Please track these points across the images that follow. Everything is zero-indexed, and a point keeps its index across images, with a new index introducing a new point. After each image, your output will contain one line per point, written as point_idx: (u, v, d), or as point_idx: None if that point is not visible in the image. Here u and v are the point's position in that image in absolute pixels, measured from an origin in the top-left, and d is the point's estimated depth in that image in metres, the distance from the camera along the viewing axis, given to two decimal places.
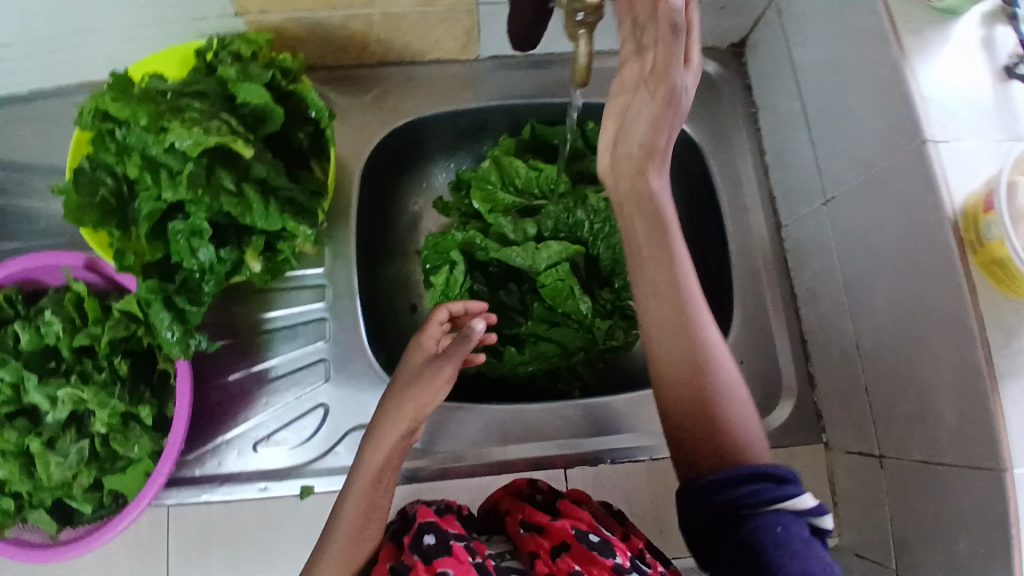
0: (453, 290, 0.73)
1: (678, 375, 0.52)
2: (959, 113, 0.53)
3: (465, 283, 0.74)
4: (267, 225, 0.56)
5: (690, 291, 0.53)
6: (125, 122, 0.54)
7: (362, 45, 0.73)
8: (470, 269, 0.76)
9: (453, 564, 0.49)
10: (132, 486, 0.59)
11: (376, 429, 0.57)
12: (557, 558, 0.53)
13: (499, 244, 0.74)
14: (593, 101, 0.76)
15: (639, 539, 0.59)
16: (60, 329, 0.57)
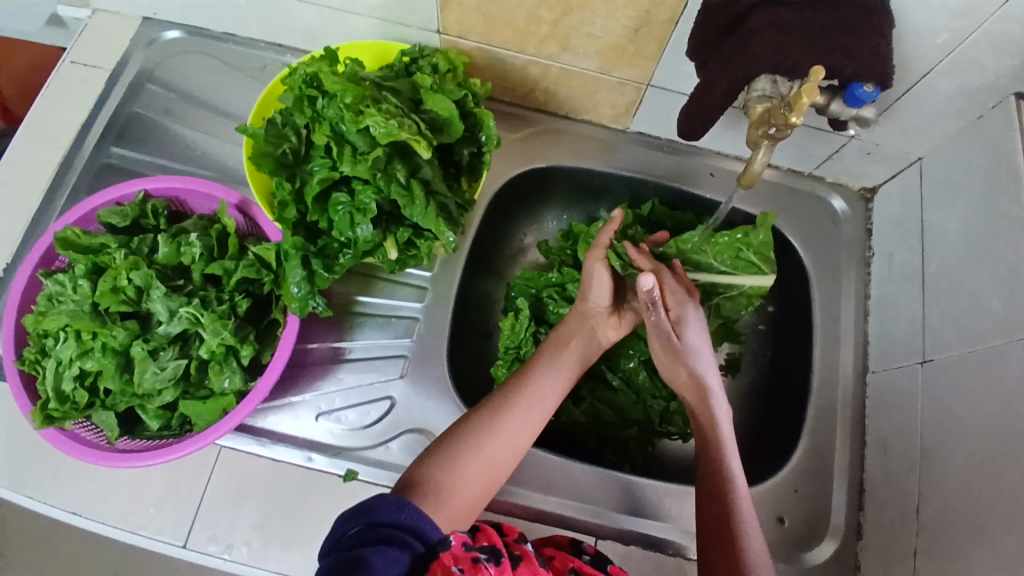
0: (516, 336, 0.75)
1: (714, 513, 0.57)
2: None
3: (529, 334, 0.76)
4: (422, 222, 0.59)
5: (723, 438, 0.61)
6: (329, 95, 0.58)
7: (529, 90, 0.79)
8: (537, 321, 0.79)
9: None
10: (204, 417, 0.62)
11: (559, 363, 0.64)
12: None
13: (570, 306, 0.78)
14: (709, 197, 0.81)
15: None
16: (198, 254, 0.62)
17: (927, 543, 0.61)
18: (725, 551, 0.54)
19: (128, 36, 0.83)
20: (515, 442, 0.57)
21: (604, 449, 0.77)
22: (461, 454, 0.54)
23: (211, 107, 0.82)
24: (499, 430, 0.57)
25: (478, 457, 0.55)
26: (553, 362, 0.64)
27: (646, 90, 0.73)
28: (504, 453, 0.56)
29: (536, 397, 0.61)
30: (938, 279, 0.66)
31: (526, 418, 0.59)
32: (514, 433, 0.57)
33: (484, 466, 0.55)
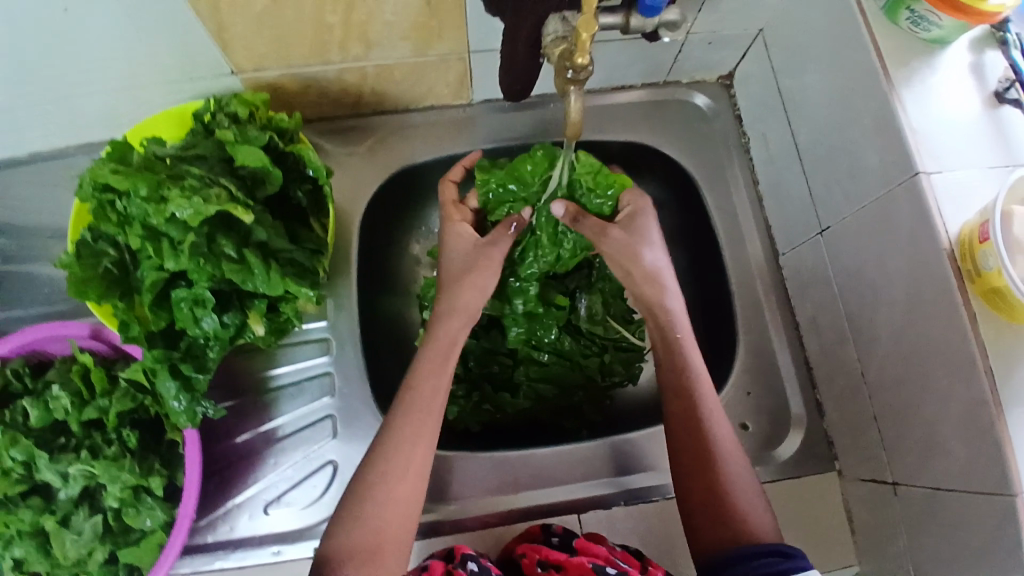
0: None
1: (684, 444, 0.58)
2: (951, 142, 0.54)
3: None
4: (269, 290, 0.56)
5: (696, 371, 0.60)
6: (125, 193, 0.54)
7: (357, 96, 0.73)
8: None
9: None
10: (147, 558, 0.58)
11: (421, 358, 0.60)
12: None
13: None
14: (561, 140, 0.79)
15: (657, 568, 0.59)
16: (68, 403, 0.59)
17: (881, 404, 0.61)
18: (702, 484, 0.56)
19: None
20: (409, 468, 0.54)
21: (561, 420, 0.75)
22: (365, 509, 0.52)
23: (44, 232, 0.76)
24: (392, 470, 0.54)
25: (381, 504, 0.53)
26: (436, 365, 0.59)
27: (471, 57, 0.69)
28: (401, 488, 0.54)
29: (422, 414, 0.57)
30: (812, 147, 0.65)
31: (412, 438, 0.56)
32: (406, 461, 0.55)
33: (391, 506, 0.53)
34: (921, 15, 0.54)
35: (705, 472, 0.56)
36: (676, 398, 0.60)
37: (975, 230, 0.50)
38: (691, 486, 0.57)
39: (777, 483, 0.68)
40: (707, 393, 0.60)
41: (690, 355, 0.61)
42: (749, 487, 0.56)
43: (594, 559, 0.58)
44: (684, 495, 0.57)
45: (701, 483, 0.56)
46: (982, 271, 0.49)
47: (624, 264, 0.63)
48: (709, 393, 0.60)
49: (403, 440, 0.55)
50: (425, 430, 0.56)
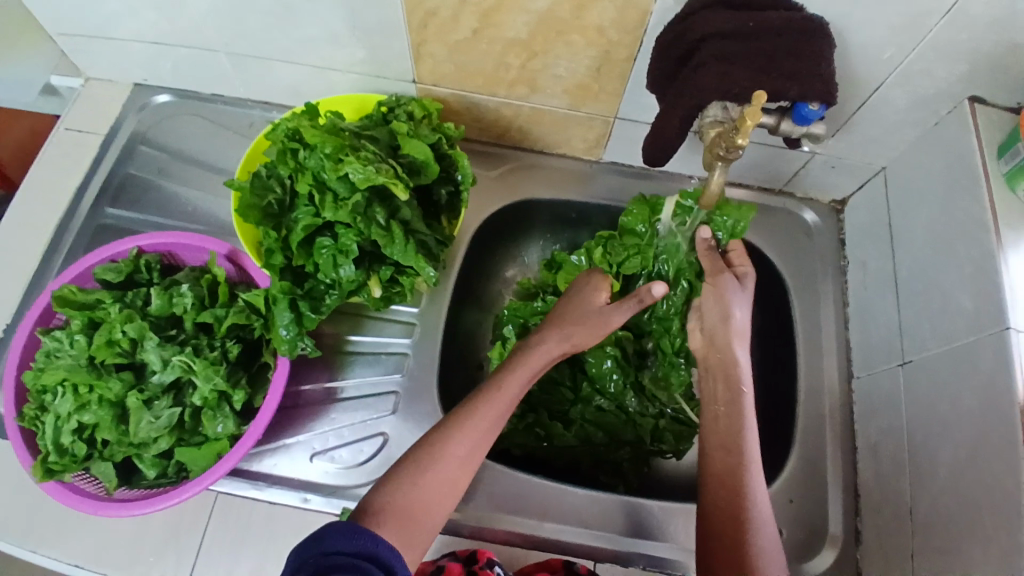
0: None
1: (722, 499, 0.55)
2: None
3: None
4: (403, 259, 0.63)
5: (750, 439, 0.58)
6: (310, 146, 0.62)
7: (504, 128, 0.82)
8: None
9: None
10: (199, 462, 0.63)
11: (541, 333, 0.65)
12: None
13: None
14: None
15: None
16: (189, 304, 0.65)
17: (922, 543, 0.61)
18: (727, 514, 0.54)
19: (120, 101, 0.87)
20: (471, 447, 0.58)
21: (598, 471, 0.78)
22: (419, 477, 0.55)
23: (201, 162, 0.85)
24: (450, 450, 0.57)
25: (434, 476, 0.55)
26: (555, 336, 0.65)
27: (615, 122, 0.77)
28: (442, 496, 0.55)
29: (493, 405, 0.60)
30: (909, 283, 0.68)
31: (481, 436, 0.58)
32: (450, 476, 0.56)
33: (440, 484, 0.56)
34: None
35: (737, 530, 0.53)
36: (721, 450, 0.57)
37: None
38: (720, 539, 0.53)
39: None
40: (753, 464, 0.56)
41: (748, 411, 0.59)
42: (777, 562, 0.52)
43: None
44: (709, 544, 0.54)
45: (726, 511, 0.54)
46: None
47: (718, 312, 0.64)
48: (753, 458, 0.57)
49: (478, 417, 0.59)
50: (494, 422, 0.59)
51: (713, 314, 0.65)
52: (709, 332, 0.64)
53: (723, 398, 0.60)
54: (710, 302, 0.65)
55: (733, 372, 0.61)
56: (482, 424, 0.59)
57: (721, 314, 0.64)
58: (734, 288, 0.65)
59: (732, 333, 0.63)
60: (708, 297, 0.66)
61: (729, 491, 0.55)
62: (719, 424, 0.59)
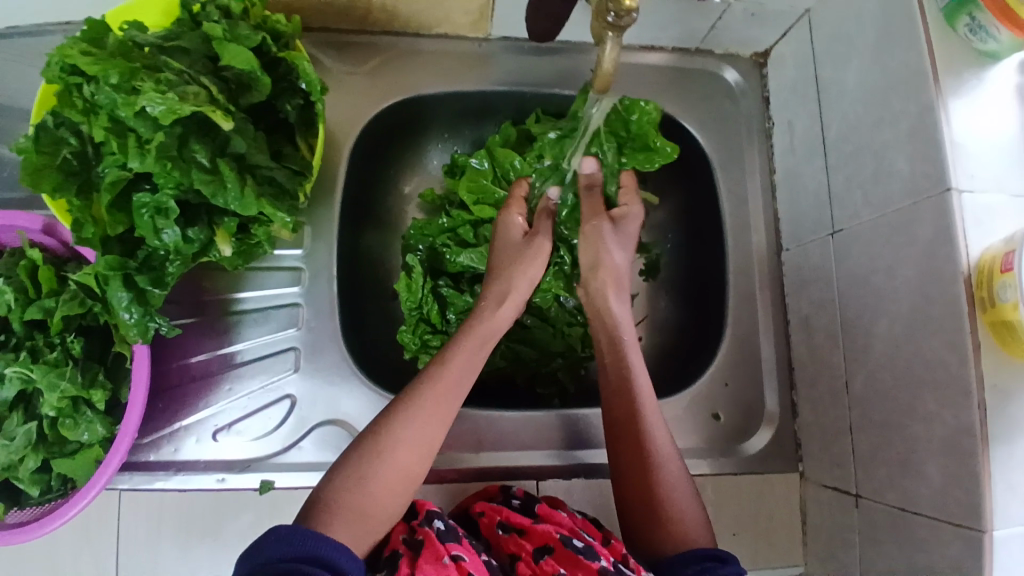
0: (415, 298, 0.69)
1: (626, 441, 0.56)
2: (986, 164, 0.51)
3: (427, 290, 0.70)
4: (241, 208, 0.51)
5: (641, 379, 0.58)
6: (94, 78, 0.48)
7: (366, 9, 0.67)
8: (434, 275, 0.74)
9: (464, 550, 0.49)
10: (81, 471, 0.55)
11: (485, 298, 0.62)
12: (541, 560, 0.51)
13: (460, 246, 0.74)
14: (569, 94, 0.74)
15: (621, 544, 0.53)
16: (11, 300, 0.53)
17: (860, 417, 0.60)
18: (629, 451, 0.56)
19: None
20: (422, 430, 0.53)
21: (535, 385, 0.74)
22: (368, 471, 0.50)
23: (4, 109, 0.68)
24: (402, 436, 0.52)
25: (388, 466, 0.51)
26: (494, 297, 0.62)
27: None
28: (406, 480, 0.51)
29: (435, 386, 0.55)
30: (839, 144, 0.61)
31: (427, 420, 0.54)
32: (411, 459, 0.52)
33: (398, 470, 0.51)
34: (981, 27, 0.50)
35: (644, 468, 0.55)
36: (617, 395, 0.58)
37: (998, 258, 0.48)
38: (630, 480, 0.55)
39: (738, 476, 0.68)
40: (648, 402, 0.57)
41: (630, 355, 0.60)
42: (685, 486, 0.55)
43: (559, 529, 0.54)
44: (619, 482, 0.56)
45: (627, 446, 0.56)
46: (996, 302, 0.47)
47: (591, 258, 0.64)
48: (648, 395, 0.58)
49: (432, 391, 0.54)
50: (443, 403, 0.55)
51: (586, 258, 0.64)
52: (585, 280, 0.64)
53: (607, 343, 0.61)
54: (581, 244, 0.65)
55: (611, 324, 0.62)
56: (438, 402, 0.54)
57: (591, 261, 0.64)
58: (608, 231, 0.64)
59: (604, 279, 0.63)
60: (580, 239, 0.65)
61: (629, 428, 0.56)
62: (614, 368, 0.60)
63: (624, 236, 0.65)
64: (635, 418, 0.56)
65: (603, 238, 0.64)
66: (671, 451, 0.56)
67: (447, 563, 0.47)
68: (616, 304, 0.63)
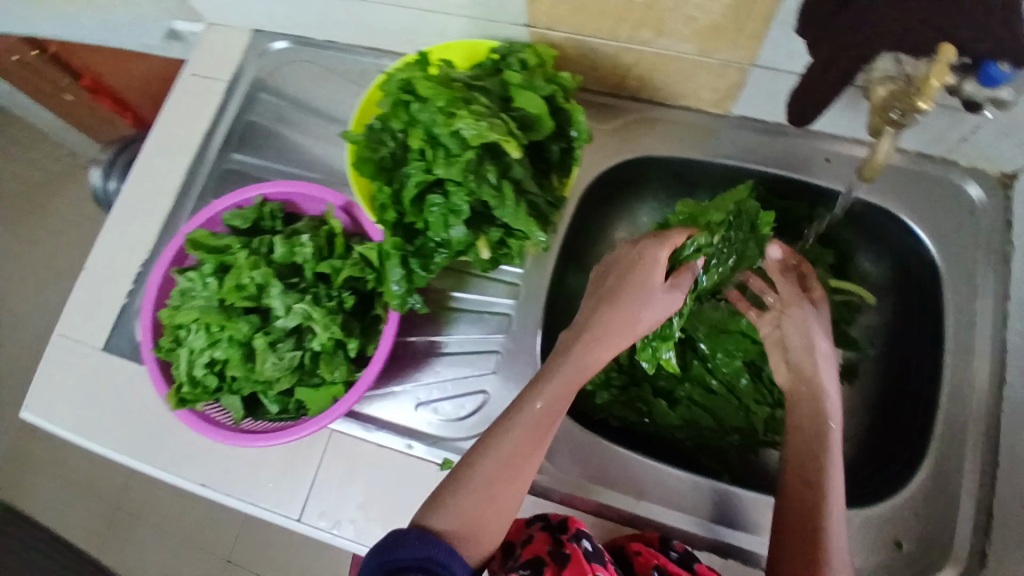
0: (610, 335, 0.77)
1: (801, 499, 0.57)
2: None
3: None
4: (512, 222, 0.61)
5: (833, 448, 0.60)
6: (424, 100, 0.61)
7: (622, 76, 0.76)
8: None
9: None
10: (319, 404, 0.67)
11: (592, 326, 0.62)
12: None
13: None
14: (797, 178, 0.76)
15: None
16: (309, 253, 0.67)
17: None
18: (801, 541, 0.54)
19: (242, 49, 0.89)
20: (507, 462, 0.56)
21: (701, 455, 0.74)
22: (461, 488, 0.54)
23: (321, 112, 0.86)
24: (487, 470, 0.55)
25: (484, 489, 0.54)
26: (613, 336, 0.62)
27: (750, 71, 0.68)
28: (499, 498, 0.54)
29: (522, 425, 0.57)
30: None
31: (516, 458, 0.56)
32: (507, 480, 0.55)
33: (496, 489, 0.55)
34: None
35: (812, 529, 0.55)
36: (806, 453, 0.60)
37: None
38: (791, 535, 0.55)
39: None
40: (835, 471, 0.58)
41: (829, 424, 0.61)
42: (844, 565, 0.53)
43: None
44: (783, 535, 0.56)
45: (799, 537, 0.55)
46: None
47: (801, 340, 0.66)
48: (836, 464, 0.59)
49: (523, 418, 0.58)
50: (534, 439, 0.57)
51: (797, 340, 0.66)
52: (794, 362, 0.66)
53: (806, 410, 0.63)
54: (790, 327, 0.67)
55: (818, 392, 0.63)
56: (530, 425, 0.57)
57: (806, 345, 0.66)
58: (814, 317, 0.67)
59: (818, 361, 0.65)
60: (787, 319, 0.68)
61: (804, 517, 0.56)
62: (805, 430, 0.62)
63: (827, 328, 0.67)
64: (813, 512, 0.56)
65: (812, 321, 0.67)
66: (844, 556, 0.54)
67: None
68: (826, 370, 0.65)
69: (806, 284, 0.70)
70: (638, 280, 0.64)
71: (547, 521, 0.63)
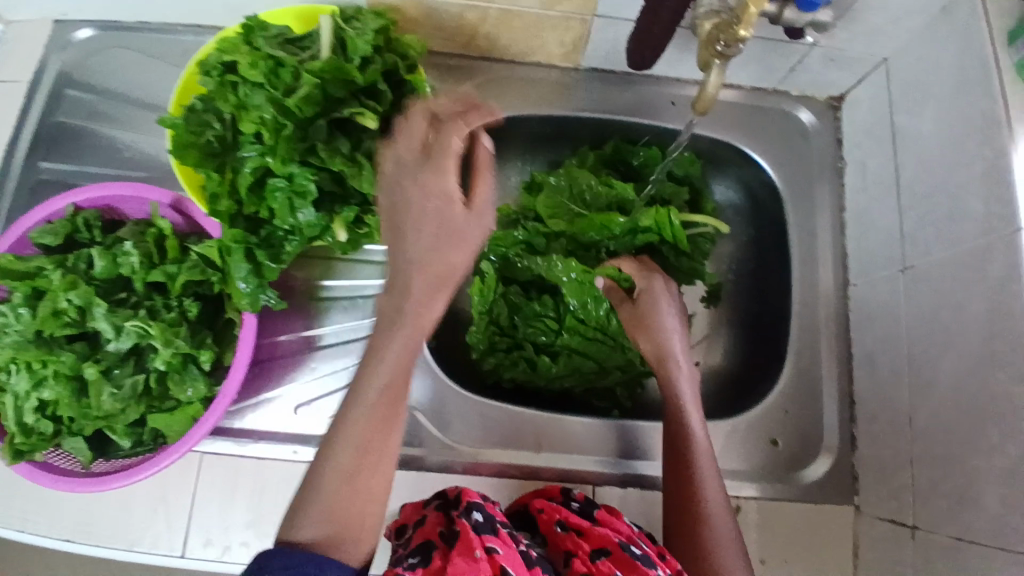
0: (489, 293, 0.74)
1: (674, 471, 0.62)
2: None
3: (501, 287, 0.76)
4: (371, 191, 0.56)
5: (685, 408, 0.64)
6: (251, 82, 0.56)
7: (470, 36, 0.73)
8: (505, 282, 0.78)
9: (500, 542, 0.51)
10: (175, 428, 0.61)
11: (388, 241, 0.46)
12: (597, 561, 0.54)
13: (530, 254, 0.77)
14: (647, 123, 0.78)
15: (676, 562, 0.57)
16: (136, 262, 0.60)
17: (921, 449, 0.61)
18: (677, 484, 0.61)
19: (41, 40, 0.76)
20: (370, 454, 0.46)
21: (591, 398, 0.78)
22: (306, 506, 0.45)
23: (140, 102, 0.76)
24: (333, 471, 0.46)
25: (323, 502, 0.45)
26: (386, 231, 0.47)
27: (594, 22, 0.68)
28: (342, 490, 0.45)
29: (365, 412, 0.47)
30: (914, 184, 0.64)
31: (371, 443, 0.46)
32: (347, 473, 0.46)
33: (338, 481, 0.46)
34: None
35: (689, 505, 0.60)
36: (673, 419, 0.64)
37: None
38: (673, 512, 0.61)
39: (794, 503, 0.68)
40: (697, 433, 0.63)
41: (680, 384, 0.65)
42: (723, 522, 0.59)
43: (618, 535, 0.58)
44: (669, 510, 0.61)
45: (674, 482, 0.61)
46: None
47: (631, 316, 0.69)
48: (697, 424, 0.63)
49: (363, 409, 0.47)
50: (381, 411, 0.47)
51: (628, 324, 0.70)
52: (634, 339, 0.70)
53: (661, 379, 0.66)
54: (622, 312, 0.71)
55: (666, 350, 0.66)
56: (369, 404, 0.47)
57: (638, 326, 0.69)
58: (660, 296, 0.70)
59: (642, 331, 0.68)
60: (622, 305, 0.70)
61: (674, 462, 0.62)
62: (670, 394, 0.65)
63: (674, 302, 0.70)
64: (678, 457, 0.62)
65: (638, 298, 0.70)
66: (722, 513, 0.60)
67: (481, 556, 0.48)
68: (677, 340, 0.67)
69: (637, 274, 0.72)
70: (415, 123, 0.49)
71: (442, 501, 0.60)
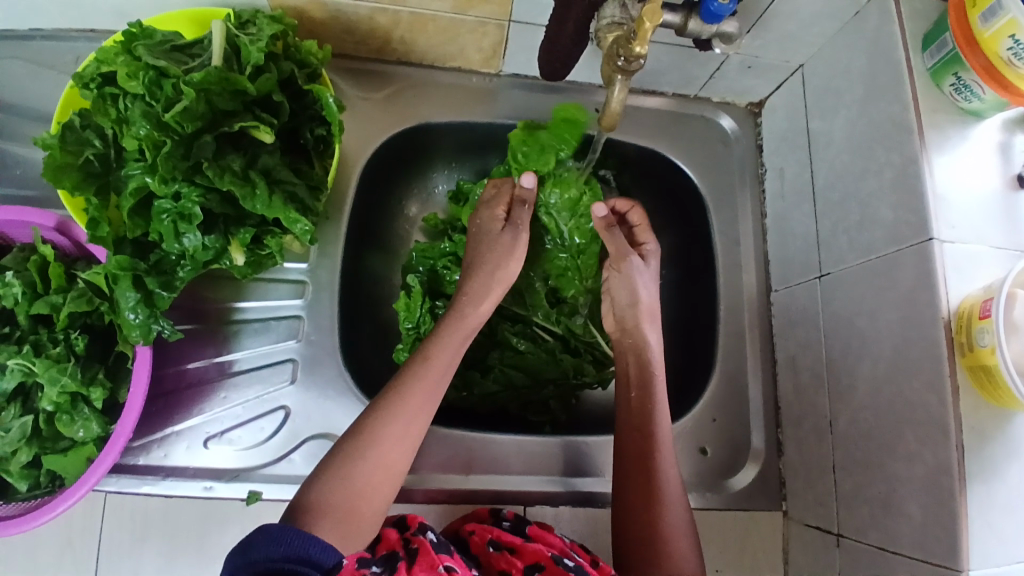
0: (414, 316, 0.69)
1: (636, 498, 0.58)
2: (959, 224, 0.53)
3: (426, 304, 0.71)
4: (267, 213, 0.53)
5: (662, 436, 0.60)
6: (132, 95, 0.52)
7: (383, 41, 0.70)
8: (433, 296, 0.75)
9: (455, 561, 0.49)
10: (71, 470, 0.56)
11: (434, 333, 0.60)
12: None
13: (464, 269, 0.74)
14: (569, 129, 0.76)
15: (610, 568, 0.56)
16: (19, 293, 0.55)
17: (843, 457, 0.61)
18: (648, 507, 0.57)
19: None
20: (404, 447, 0.53)
21: (528, 411, 0.75)
22: (351, 470, 0.50)
23: (28, 112, 0.69)
24: (383, 450, 0.52)
25: (369, 468, 0.51)
26: (453, 340, 0.60)
27: (511, 27, 0.65)
28: (386, 464, 0.52)
29: (422, 398, 0.55)
30: (829, 191, 0.64)
31: (411, 429, 0.54)
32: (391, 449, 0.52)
33: (380, 468, 0.51)
34: (966, 85, 0.53)
35: (656, 535, 0.56)
36: (637, 435, 0.60)
37: (976, 305, 0.50)
38: (633, 536, 0.57)
39: (724, 512, 0.68)
40: (664, 459, 0.59)
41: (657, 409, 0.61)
42: (684, 546, 0.56)
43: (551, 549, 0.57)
44: (621, 529, 0.58)
45: (644, 493, 0.58)
46: (975, 347, 0.49)
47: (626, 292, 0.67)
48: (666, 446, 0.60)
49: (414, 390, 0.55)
50: (426, 407, 0.56)
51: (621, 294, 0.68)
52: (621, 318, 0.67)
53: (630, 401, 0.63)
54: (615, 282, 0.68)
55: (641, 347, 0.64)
56: (431, 388, 0.56)
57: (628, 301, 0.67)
58: (640, 268, 0.67)
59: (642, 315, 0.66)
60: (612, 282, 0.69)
61: (645, 477, 0.58)
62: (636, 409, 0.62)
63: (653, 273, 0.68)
64: (649, 463, 0.59)
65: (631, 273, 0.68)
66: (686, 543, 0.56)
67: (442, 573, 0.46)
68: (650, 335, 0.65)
69: (636, 235, 0.71)
70: (486, 238, 0.66)
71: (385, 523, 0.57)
